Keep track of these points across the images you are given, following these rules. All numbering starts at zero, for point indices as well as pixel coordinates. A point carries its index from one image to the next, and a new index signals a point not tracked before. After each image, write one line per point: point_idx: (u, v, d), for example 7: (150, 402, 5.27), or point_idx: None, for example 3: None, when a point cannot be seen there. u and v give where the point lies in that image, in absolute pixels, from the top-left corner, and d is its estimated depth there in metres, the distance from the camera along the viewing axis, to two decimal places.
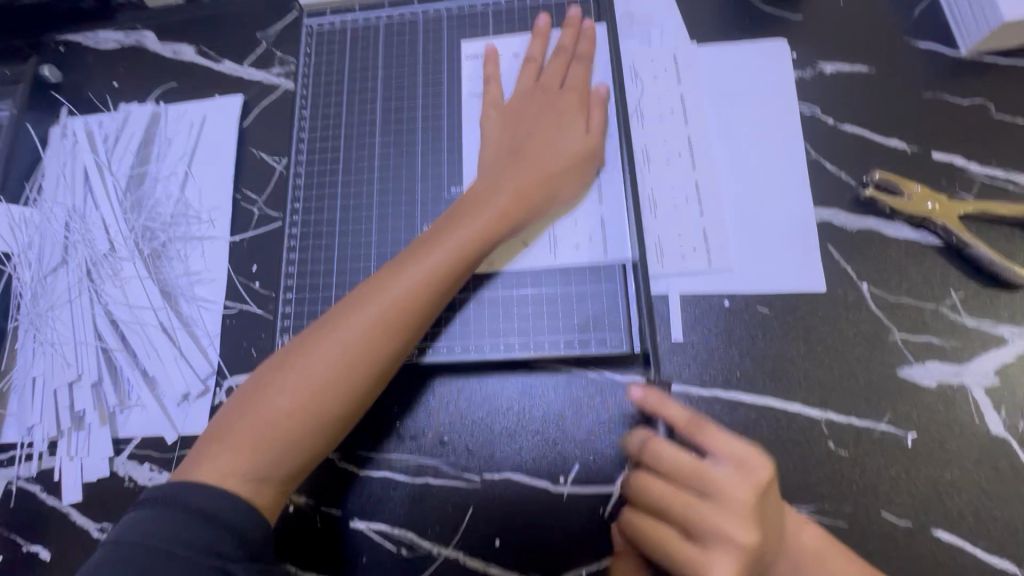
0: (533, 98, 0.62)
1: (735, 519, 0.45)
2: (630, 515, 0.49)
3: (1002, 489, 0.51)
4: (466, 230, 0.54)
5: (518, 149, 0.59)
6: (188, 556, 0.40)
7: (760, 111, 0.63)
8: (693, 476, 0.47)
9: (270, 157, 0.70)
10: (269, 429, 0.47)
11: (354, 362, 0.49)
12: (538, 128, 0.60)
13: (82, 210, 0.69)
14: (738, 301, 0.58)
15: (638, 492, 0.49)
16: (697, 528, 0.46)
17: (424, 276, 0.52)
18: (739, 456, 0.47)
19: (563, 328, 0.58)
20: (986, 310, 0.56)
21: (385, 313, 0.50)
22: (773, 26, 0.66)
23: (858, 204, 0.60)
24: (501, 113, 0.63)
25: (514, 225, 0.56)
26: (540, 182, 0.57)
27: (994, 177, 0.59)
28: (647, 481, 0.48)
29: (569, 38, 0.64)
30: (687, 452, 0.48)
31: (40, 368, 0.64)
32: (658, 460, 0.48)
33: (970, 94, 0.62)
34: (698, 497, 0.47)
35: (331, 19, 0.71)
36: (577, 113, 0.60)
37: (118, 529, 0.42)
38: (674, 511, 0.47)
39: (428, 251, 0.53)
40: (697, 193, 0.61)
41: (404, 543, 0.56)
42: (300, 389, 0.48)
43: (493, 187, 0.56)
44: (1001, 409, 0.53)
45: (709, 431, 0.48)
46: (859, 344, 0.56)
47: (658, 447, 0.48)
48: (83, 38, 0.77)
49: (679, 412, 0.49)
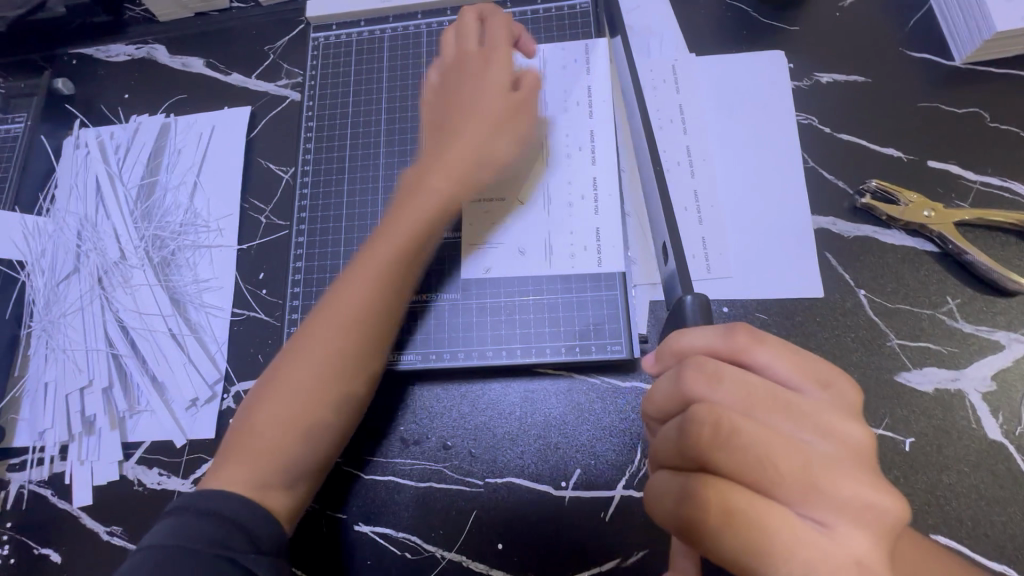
0: (459, 80, 0.61)
1: (848, 467, 0.34)
2: (711, 479, 0.35)
3: (1001, 494, 0.52)
4: (412, 213, 0.55)
5: (444, 132, 0.59)
6: (198, 548, 0.41)
7: (758, 122, 0.64)
8: (774, 407, 0.36)
9: (277, 166, 0.71)
10: (262, 442, 0.48)
11: (325, 370, 0.50)
12: (468, 101, 0.59)
13: (94, 219, 0.71)
14: (736, 307, 0.59)
15: (721, 441, 0.35)
16: (825, 491, 0.33)
17: (378, 270, 0.53)
18: (814, 372, 0.37)
19: (564, 334, 0.59)
20: (983, 317, 0.56)
21: (345, 310, 0.51)
22: (771, 37, 0.68)
23: (855, 212, 0.60)
24: (437, 96, 0.62)
25: (449, 209, 0.56)
26: (470, 165, 0.57)
27: (990, 185, 0.60)
28: (731, 423, 0.35)
29: (498, 21, 0.63)
30: (753, 376, 0.36)
31: (51, 373, 0.66)
32: (715, 395, 0.36)
33: (965, 103, 0.63)
34: (794, 435, 0.35)
35: (336, 31, 0.73)
36: (501, 80, 0.60)
37: (148, 538, 0.43)
38: (785, 463, 0.34)
39: (378, 245, 0.54)
40: (697, 201, 0.62)
41: (409, 547, 0.57)
42: (284, 401, 0.49)
43: (423, 175, 0.57)
44: (999, 414, 0.53)
45: (767, 344, 0.37)
46: (858, 350, 0.56)
47: (710, 375, 0.36)
48: (96, 51, 0.79)
49: (712, 332, 0.38)
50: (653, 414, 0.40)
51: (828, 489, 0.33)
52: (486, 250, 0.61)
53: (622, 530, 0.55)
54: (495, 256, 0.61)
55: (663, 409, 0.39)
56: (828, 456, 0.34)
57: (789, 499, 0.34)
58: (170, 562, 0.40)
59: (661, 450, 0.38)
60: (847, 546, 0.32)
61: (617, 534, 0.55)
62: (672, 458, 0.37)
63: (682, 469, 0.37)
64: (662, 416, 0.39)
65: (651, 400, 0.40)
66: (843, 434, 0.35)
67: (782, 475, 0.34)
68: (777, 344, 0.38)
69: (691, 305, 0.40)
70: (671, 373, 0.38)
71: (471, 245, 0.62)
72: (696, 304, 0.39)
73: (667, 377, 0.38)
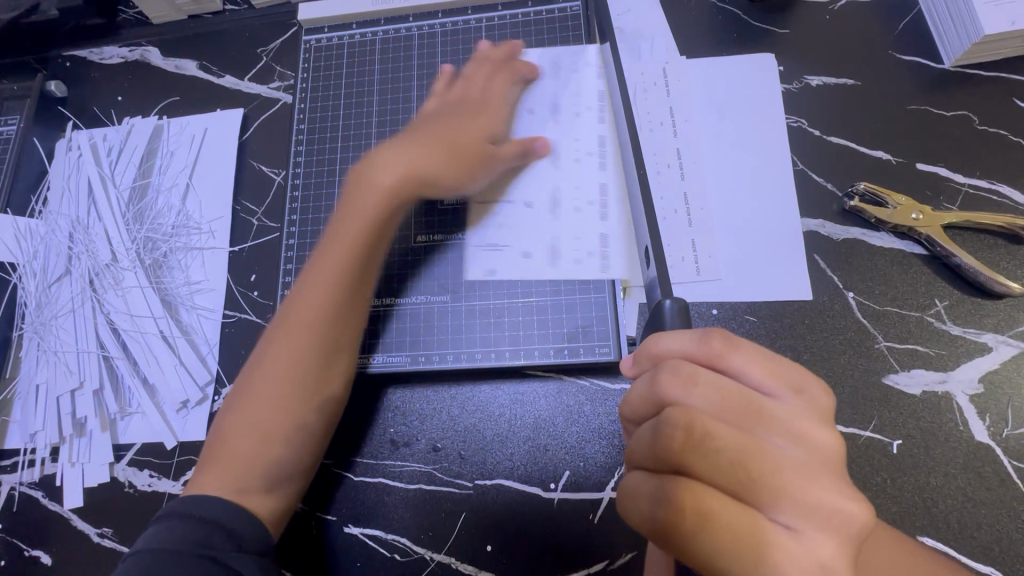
0: (453, 103, 0.64)
1: (820, 472, 0.34)
2: (685, 482, 0.35)
3: (988, 496, 0.52)
4: (359, 219, 0.56)
5: (417, 137, 0.60)
6: (182, 549, 0.42)
7: (748, 125, 0.64)
8: (746, 412, 0.36)
9: (268, 169, 0.71)
10: (233, 448, 0.49)
11: (288, 369, 0.50)
12: (438, 125, 0.61)
13: (86, 221, 0.71)
14: (725, 310, 0.59)
15: (693, 444, 0.35)
16: (795, 497, 0.33)
17: (326, 272, 0.54)
18: (789, 379, 0.37)
19: (553, 336, 0.59)
20: (971, 319, 0.56)
21: (296, 312, 0.52)
22: (761, 40, 0.68)
23: (844, 214, 0.61)
24: (429, 111, 0.64)
25: (398, 209, 0.57)
26: (428, 169, 0.58)
27: (978, 188, 0.60)
28: (703, 427, 0.35)
29: (500, 53, 0.66)
30: (727, 380, 0.37)
31: (43, 375, 0.66)
32: (689, 398, 0.37)
33: (954, 106, 0.63)
34: (765, 440, 0.35)
35: (328, 35, 0.73)
36: (470, 109, 0.63)
37: (138, 544, 0.44)
38: (755, 468, 0.34)
39: (328, 251, 0.55)
40: (686, 202, 0.62)
41: (398, 549, 0.57)
42: (250, 406, 0.50)
43: (372, 183, 0.58)
44: (986, 417, 0.54)
45: (743, 350, 0.38)
46: (846, 352, 0.57)
47: (685, 379, 0.37)
48: (89, 54, 0.79)
49: (687, 336, 0.38)
50: (630, 418, 0.40)
51: (798, 494, 0.33)
52: (489, 254, 0.61)
53: (610, 532, 0.55)
54: (500, 259, 0.61)
55: (639, 412, 0.39)
56: (800, 461, 0.34)
57: (759, 503, 0.34)
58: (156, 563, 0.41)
59: (637, 452, 0.38)
60: (812, 550, 0.33)
61: (605, 536, 0.55)
62: (647, 460, 0.37)
63: (658, 472, 0.37)
64: (639, 419, 0.40)
65: (628, 402, 0.40)
66: (813, 440, 0.35)
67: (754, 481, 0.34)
68: (753, 350, 0.38)
69: (669, 309, 0.40)
70: (647, 376, 0.39)
71: (476, 249, 0.62)
72: (675, 307, 0.40)
73: (644, 380, 0.39)
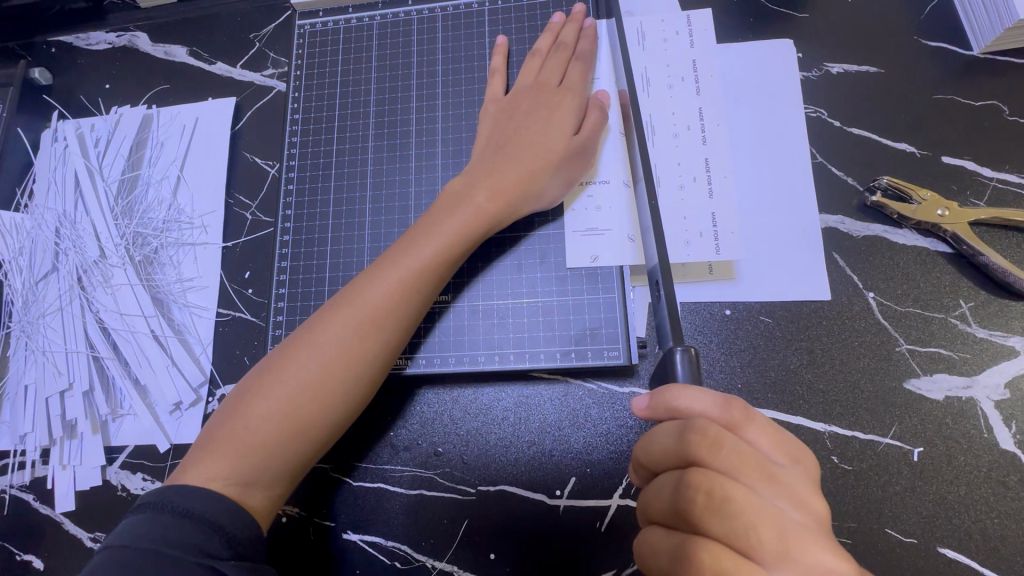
0: (529, 95, 0.59)
1: (820, 536, 0.33)
2: (701, 541, 0.34)
3: (1013, 507, 0.50)
4: (445, 227, 0.53)
5: (504, 145, 0.57)
6: (174, 555, 0.39)
7: (768, 111, 0.61)
8: (759, 476, 0.34)
9: (261, 161, 0.69)
10: (248, 437, 0.46)
11: (340, 377, 0.48)
12: (528, 126, 0.57)
13: (73, 216, 0.69)
14: (740, 310, 0.57)
15: (712, 508, 0.34)
16: (796, 557, 0.32)
17: (402, 278, 0.50)
18: (793, 450, 0.36)
19: (560, 338, 0.56)
20: (997, 321, 0.54)
21: (366, 316, 0.49)
22: (778, 25, 0.64)
23: (865, 210, 0.58)
24: (498, 107, 0.60)
25: (495, 224, 0.54)
26: (524, 179, 0.55)
27: (1007, 182, 0.57)
28: (723, 490, 0.34)
29: (571, 35, 0.62)
30: (746, 447, 0.35)
31: (32, 376, 0.64)
32: (712, 461, 0.34)
33: (983, 95, 0.60)
34: (771, 502, 0.34)
35: (323, 19, 0.70)
36: (571, 114, 0.57)
37: (116, 535, 0.41)
38: (766, 534, 0.33)
39: (405, 251, 0.52)
40: (704, 175, 0.57)
41: (399, 556, 0.55)
42: (280, 398, 0.46)
43: (469, 190, 0.54)
44: (1012, 423, 0.51)
45: (758, 420, 0.36)
46: (865, 356, 0.54)
47: (711, 441, 0.34)
48: (75, 39, 0.76)
49: (711, 399, 0.35)
50: (648, 466, 0.38)
51: (800, 555, 0.32)
52: (590, 240, 0.57)
53: (618, 540, 0.53)
54: (602, 244, 0.57)
55: (658, 462, 0.37)
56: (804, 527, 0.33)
57: (766, 562, 0.33)
58: (143, 564, 0.39)
59: (653, 504, 0.37)
60: None
61: (612, 543, 0.53)
62: (664, 513, 0.36)
63: (673, 528, 0.36)
64: (655, 468, 0.38)
65: (646, 449, 0.38)
66: (812, 508, 0.34)
67: (762, 545, 0.33)
68: (764, 421, 0.37)
69: (680, 359, 0.37)
70: (671, 429, 0.36)
71: (574, 235, 0.58)
72: (686, 359, 0.37)
73: (668, 432, 0.36)
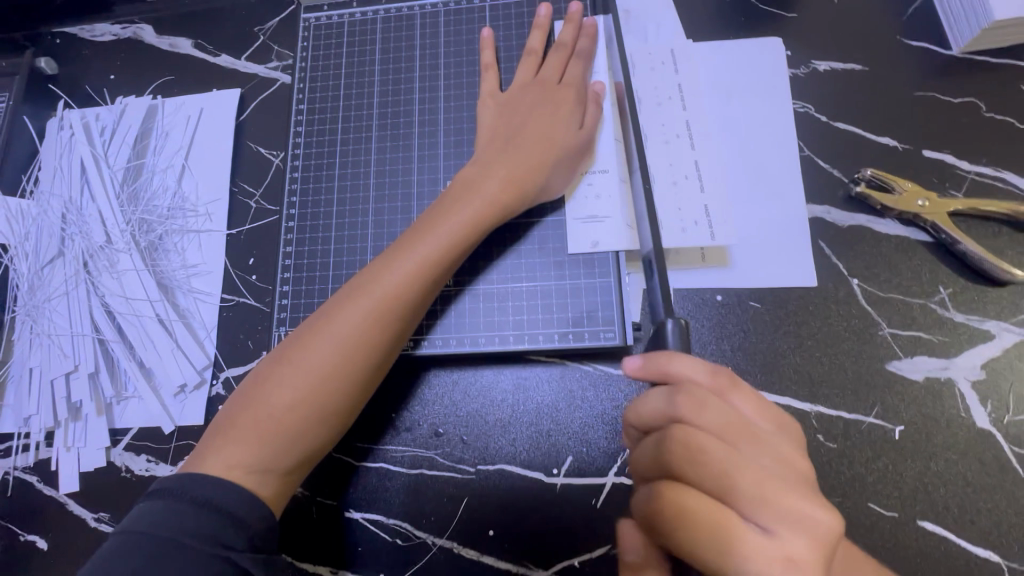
0: (532, 89, 0.61)
1: (799, 491, 0.35)
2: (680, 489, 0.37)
3: (988, 482, 0.52)
4: (457, 217, 0.54)
5: (512, 136, 0.58)
6: (193, 544, 0.40)
7: (759, 106, 0.64)
8: (740, 435, 0.37)
9: (266, 151, 0.70)
10: (271, 423, 0.47)
11: (359, 361, 0.49)
12: (535, 118, 0.59)
13: (79, 202, 0.70)
14: (730, 296, 0.59)
15: (691, 460, 0.37)
16: (772, 503, 0.35)
17: (417, 265, 0.52)
18: (778, 415, 0.39)
19: (558, 322, 0.58)
20: (974, 306, 0.56)
21: (383, 302, 0.50)
22: (768, 24, 0.67)
23: (850, 201, 0.60)
24: (499, 100, 0.62)
25: (506, 213, 0.56)
26: (534, 170, 0.57)
27: (983, 175, 0.60)
28: (701, 445, 0.37)
29: (571, 32, 0.64)
30: (731, 409, 0.38)
31: (37, 359, 0.65)
32: (697, 417, 0.37)
33: (962, 92, 0.62)
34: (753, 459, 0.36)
35: (327, 13, 0.72)
36: (574, 107, 0.60)
37: (132, 520, 0.42)
38: (743, 484, 0.35)
39: (419, 239, 0.53)
40: (698, 168, 0.59)
41: (399, 533, 0.57)
42: (301, 383, 0.48)
43: (482, 178, 0.56)
44: (987, 403, 0.54)
45: (743, 387, 0.39)
46: (850, 339, 0.57)
47: (694, 400, 0.37)
48: (80, 30, 0.77)
49: (698, 368, 0.38)
50: (637, 425, 0.41)
51: (776, 504, 0.35)
52: (590, 226, 0.59)
53: (614, 517, 0.55)
54: (602, 230, 0.59)
55: (647, 421, 0.40)
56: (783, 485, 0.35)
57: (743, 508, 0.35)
58: (162, 553, 0.40)
59: (642, 461, 0.40)
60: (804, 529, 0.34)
61: (608, 520, 0.55)
62: (650, 469, 0.39)
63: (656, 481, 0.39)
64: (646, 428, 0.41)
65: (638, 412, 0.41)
66: (793, 466, 0.37)
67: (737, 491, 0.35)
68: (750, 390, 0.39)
69: (672, 329, 0.41)
70: (661, 392, 0.39)
71: (574, 221, 0.59)
72: (676, 329, 0.41)
73: (658, 395, 0.39)
